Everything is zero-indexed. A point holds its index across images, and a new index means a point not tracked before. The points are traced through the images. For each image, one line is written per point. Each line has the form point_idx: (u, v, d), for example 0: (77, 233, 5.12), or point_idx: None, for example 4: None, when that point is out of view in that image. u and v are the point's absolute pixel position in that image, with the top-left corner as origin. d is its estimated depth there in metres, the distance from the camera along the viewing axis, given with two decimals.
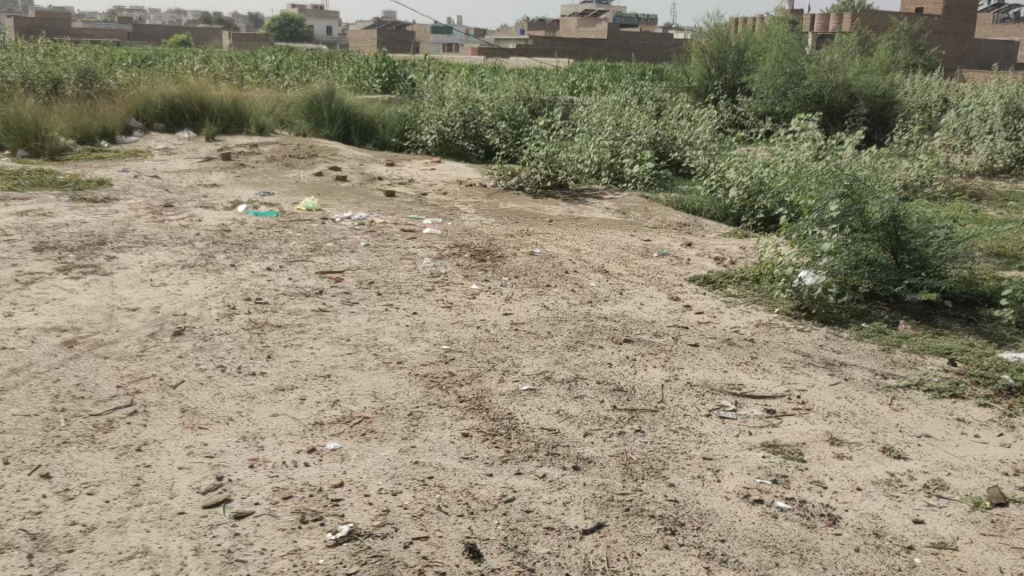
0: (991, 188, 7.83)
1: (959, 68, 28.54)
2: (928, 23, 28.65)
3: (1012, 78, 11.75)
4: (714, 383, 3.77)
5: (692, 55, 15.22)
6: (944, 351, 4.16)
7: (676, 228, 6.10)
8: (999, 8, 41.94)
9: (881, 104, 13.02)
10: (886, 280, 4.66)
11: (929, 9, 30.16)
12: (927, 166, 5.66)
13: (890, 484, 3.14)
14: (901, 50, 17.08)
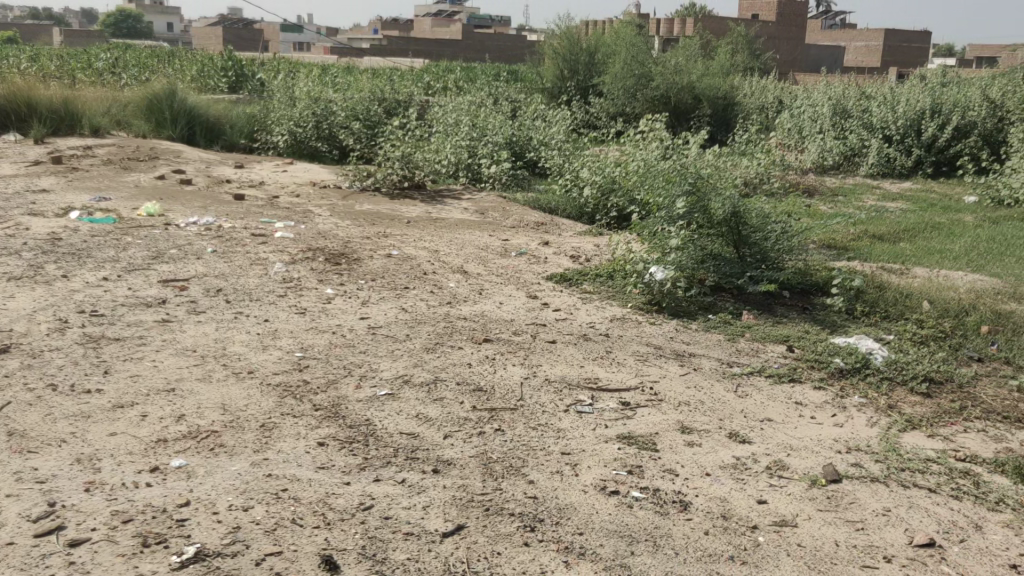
0: (822, 183, 8.40)
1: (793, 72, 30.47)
2: (764, 29, 30.41)
3: (839, 81, 12.63)
4: (571, 379, 3.84)
5: (545, 57, 15.51)
6: (784, 338, 4.41)
7: (533, 227, 6.19)
8: (826, 16, 45.12)
9: (723, 105, 13.61)
10: (730, 273, 4.91)
11: (764, 16, 32.00)
12: (764, 164, 6.02)
13: (736, 467, 3.30)
14: (739, 53, 18.03)
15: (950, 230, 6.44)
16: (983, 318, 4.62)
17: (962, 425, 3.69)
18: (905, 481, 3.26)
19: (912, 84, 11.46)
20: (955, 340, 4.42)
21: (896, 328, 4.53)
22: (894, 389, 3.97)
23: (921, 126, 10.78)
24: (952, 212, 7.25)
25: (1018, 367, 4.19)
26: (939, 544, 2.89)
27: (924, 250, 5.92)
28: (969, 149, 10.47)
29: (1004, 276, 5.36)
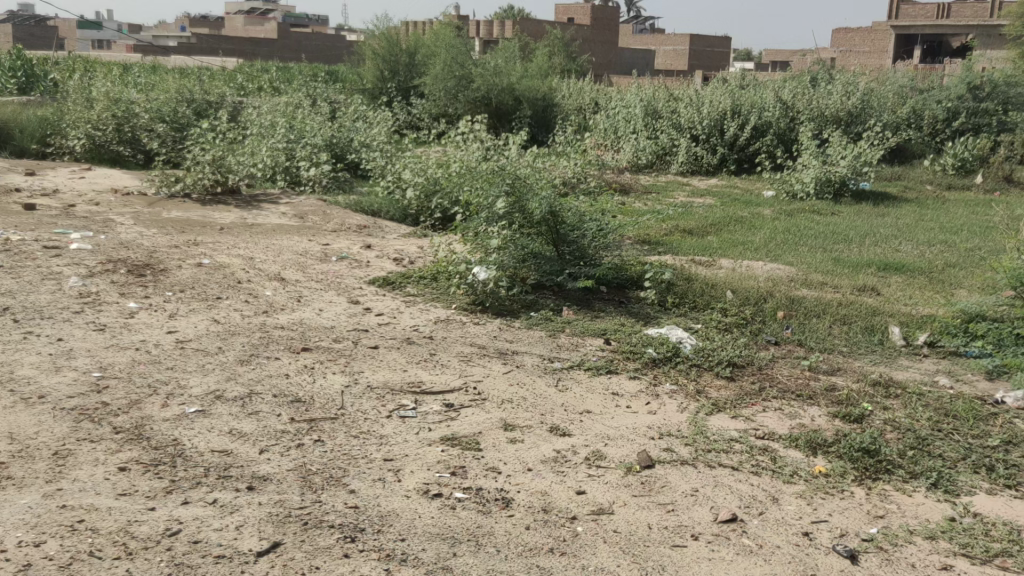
0: (635, 181, 8.80)
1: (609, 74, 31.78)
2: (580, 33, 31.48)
3: (649, 83, 13.29)
4: (394, 383, 3.81)
5: (364, 57, 15.33)
6: (601, 331, 4.58)
7: (355, 231, 6.10)
8: (636, 22, 47.44)
9: (542, 107, 13.91)
10: (550, 270, 5.04)
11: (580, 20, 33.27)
12: (579, 164, 6.23)
13: (556, 460, 3.38)
14: (555, 57, 18.58)
15: (750, 223, 6.92)
16: (778, 304, 5.00)
17: (761, 405, 3.98)
18: (711, 461, 3.46)
19: (715, 88, 12.23)
20: (755, 326, 4.76)
21: (703, 317, 4.81)
22: (701, 374, 4.22)
23: (724, 125, 11.51)
24: (752, 206, 7.79)
25: (809, 347, 4.56)
26: (741, 519, 3.09)
27: (728, 242, 6.32)
28: (766, 147, 11.30)
29: (797, 264, 5.82)
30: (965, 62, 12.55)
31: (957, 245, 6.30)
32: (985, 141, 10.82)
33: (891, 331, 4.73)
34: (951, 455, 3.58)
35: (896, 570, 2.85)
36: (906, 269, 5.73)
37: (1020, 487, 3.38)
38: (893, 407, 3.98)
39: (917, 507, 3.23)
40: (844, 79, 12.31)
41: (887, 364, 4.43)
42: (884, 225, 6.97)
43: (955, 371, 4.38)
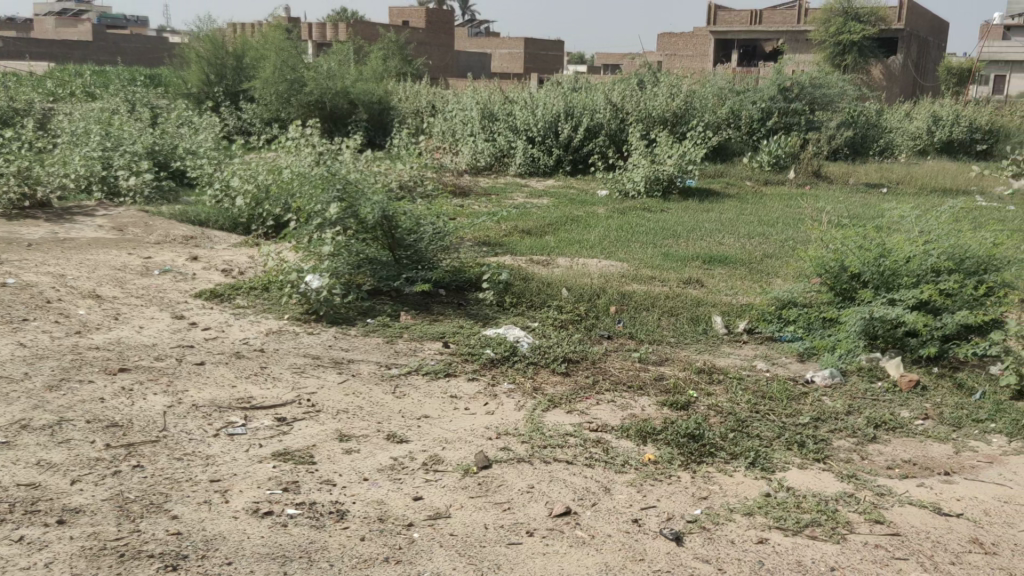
0: (473, 183, 8.89)
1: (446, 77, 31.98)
2: (413, 37, 31.56)
3: (485, 85, 13.47)
4: (221, 401, 3.67)
5: (188, 60, 14.68)
6: (439, 335, 4.59)
7: (180, 242, 5.84)
8: (472, 25, 48.02)
9: (379, 110, 13.99)
10: (386, 276, 5.06)
11: (416, 20, 33.20)
12: (415, 168, 6.24)
13: (392, 468, 3.36)
14: (390, 60, 18.55)
15: (585, 222, 7.13)
16: (611, 300, 5.18)
17: (595, 398, 4.10)
18: (547, 457, 3.54)
19: (549, 91, 12.55)
20: (589, 322, 4.91)
21: (539, 315, 4.92)
22: (538, 371, 4.31)
23: (558, 127, 11.82)
24: (587, 205, 8.03)
25: (639, 340, 4.75)
26: (575, 512, 3.17)
27: (564, 241, 6.49)
28: (600, 147, 11.71)
29: (629, 260, 6.05)
30: (775, 65, 13.47)
31: (772, 237, 6.73)
32: (796, 139, 11.63)
33: (713, 320, 5.00)
34: (767, 434, 3.82)
35: (717, 547, 3.00)
36: (728, 261, 6.07)
37: (827, 459, 3.65)
38: (716, 392, 4.21)
39: (737, 486, 3.43)
40: (669, 81, 12.92)
41: (711, 352, 4.68)
42: (708, 220, 7.36)
43: (770, 355, 4.68)
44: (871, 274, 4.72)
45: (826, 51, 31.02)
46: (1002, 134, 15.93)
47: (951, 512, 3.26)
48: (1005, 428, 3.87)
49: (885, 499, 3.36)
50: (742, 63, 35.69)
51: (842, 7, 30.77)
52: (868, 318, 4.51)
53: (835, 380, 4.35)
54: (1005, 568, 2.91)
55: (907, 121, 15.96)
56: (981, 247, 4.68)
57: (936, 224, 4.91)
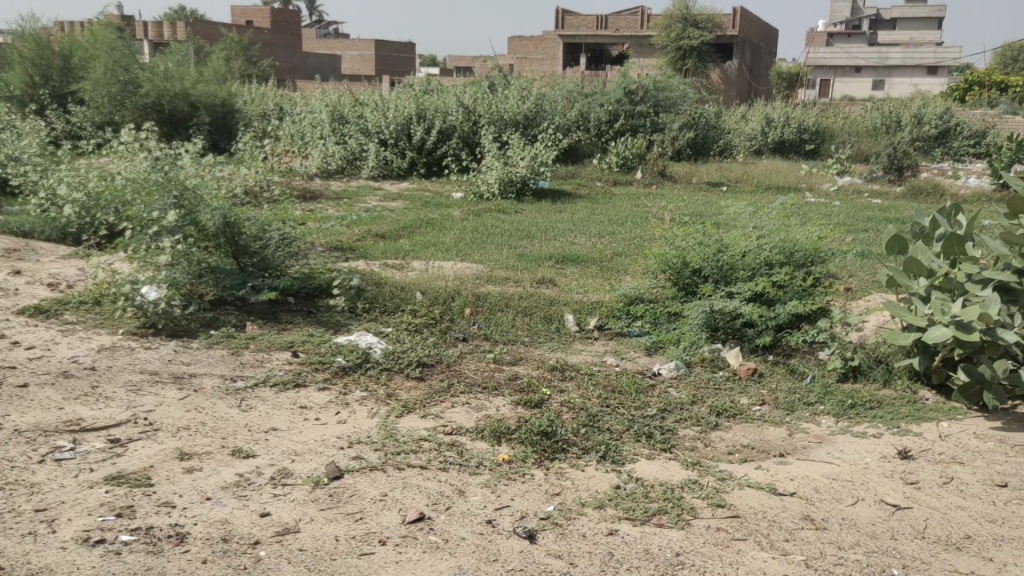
0: (326, 187, 8.70)
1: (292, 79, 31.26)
2: (257, 37, 30.77)
3: (334, 87, 13.26)
4: (47, 425, 3.42)
5: (8, 59, 13.66)
6: (288, 344, 4.47)
7: (1, 255, 5.44)
8: (320, 27, 47.18)
9: (222, 112, 13.65)
10: (230, 284, 4.87)
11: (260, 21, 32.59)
12: (261, 172, 6.05)
13: (238, 485, 3.22)
14: (233, 61, 17.96)
15: (441, 224, 7.12)
16: (466, 302, 5.20)
17: (450, 401, 4.09)
18: (400, 463, 3.50)
19: (400, 93, 12.48)
20: (444, 325, 4.90)
21: (393, 320, 4.86)
22: (392, 377, 4.26)
23: (410, 130, 11.77)
24: (442, 207, 8.02)
25: (494, 340, 4.79)
26: (428, 517, 3.15)
27: (419, 244, 6.46)
28: (453, 150, 11.75)
29: (485, 261, 6.09)
30: (621, 68, 13.92)
31: (623, 235, 6.93)
32: (642, 141, 12.02)
33: (566, 318, 5.11)
34: (617, 427, 3.93)
35: (569, 542, 3.05)
36: (581, 260, 6.20)
37: (674, 449, 3.79)
38: (568, 389, 4.28)
39: (588, 480, 3.50)
40: (519, 84, 13.10)
41: (563, 350, 4.77)
42: (561, 220, 7.49)
43: (620, 350, 4.83)
44: (711, 269, 4.95)
45: (668, 56, 32.67)
46: (826, 135, 17.09)
47: (785, 491, 3.45)
48: (832, 409, 4.14)
49: (727, 483, 3.51)
50: (591, 67, 36.79)
51: (681, 14, 32.45)
52: (710, 310, 4.73)
53: (680, 372, 4.52)
54: (833, 541, 3.10)
55: (744, 123, 16.88)
56: (807, 241, 5.01)
57: (767, 221, 5.22)
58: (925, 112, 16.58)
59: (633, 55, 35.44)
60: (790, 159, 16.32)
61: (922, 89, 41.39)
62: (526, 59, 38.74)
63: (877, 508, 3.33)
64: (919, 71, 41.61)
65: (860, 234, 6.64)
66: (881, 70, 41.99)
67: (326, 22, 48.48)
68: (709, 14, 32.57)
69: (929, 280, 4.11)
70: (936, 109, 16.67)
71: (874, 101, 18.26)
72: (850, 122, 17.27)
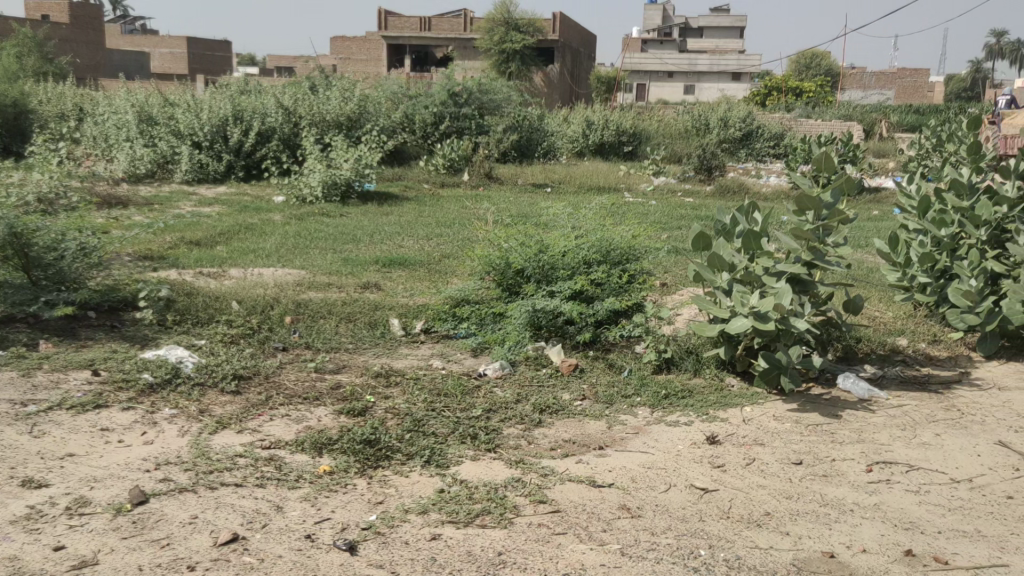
0: (133, 192, 8.23)
1: (93, 77, 29.30)
2: (53, 32, 28.68)
3: (141, 86, 12.56)
4: None
5: None
6: (88, 362, 4.17)
7: None
8: (127, 21, 44.52)
9: (13, 113, 12.62)
10: (20, 301, 4.49)
11: (56, 16, 30.50)
12: (55, 177, 5.60)
13: (28, 519, 2.96)
14: (25, 57, 16.66)
15: (260, 229, 6.89)
16: (286, 310, 5.04)
17: (268, 414, 3.95)
18: (213, 483, 3.32)
19: (215, 94, 11.98)
20: (262, 334, 4.73)
21: (207, 332, 4.64)
22: (205, 393, 4.05)
23: (227, 132, 11.30)
24: (262, 212, 7.75)
25: (315, 349, 4.68)
26: (243, 537, 3.00)
27: (237, 250, 6.21)
28: (273, 152, 11.40)
29: (307, 267, 5.94)
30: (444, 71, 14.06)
31: (449, 237, 6.96)
32: (467, 143, 12.17)
33: (390, 323, 5.06)
34: (442, 431, 3.92)
35: (391, 550, 3.00)
36: (407, 262, 6.17)
37: (497, 448, 3.83)
38: (393, 395, 4.23)
39: (411, 486, 3.47)
40: (342, 86, 12.89)
41: (388, 355, 4.71)
42: (388, 223, 7.43)
43: (446, 353, 4.84)
44: (532, 269, 5.05)
45: (492, 58, 33.38)
46: (642, 137, 17.87)
47: (604, 483, 3.56)
48: (648, 400, 4.32)
49: (549, 479, 3.58)
50: (415, 68, 36.92)
51: (503, 17, 33.23)
52: (533, 310, 4.83)
53: (504, 371, 4.58)
54: (647, 528, 3.22)
55: (565, 126, 17.44)
56: (622, 240, 5.21)
57: (585, 222, 5.39)
58: (730, 116, 17.69)
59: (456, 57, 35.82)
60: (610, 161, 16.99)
61: (729, 94, 44.18)
62: (348, 58, 39.52)
63: (687, 493, 3.49)
64: (725, 78, 44.49)
65: (674, 232, 6.98)
66: (692, 75, 44.62)
67: (131, 16, 45.43)
68: (530, 18, 33.62)
69: (731, 274, 4.38)
70: (740, 113, 17.85)
71: (685, 106, 19.31)
72: (664, 125, 18.19)
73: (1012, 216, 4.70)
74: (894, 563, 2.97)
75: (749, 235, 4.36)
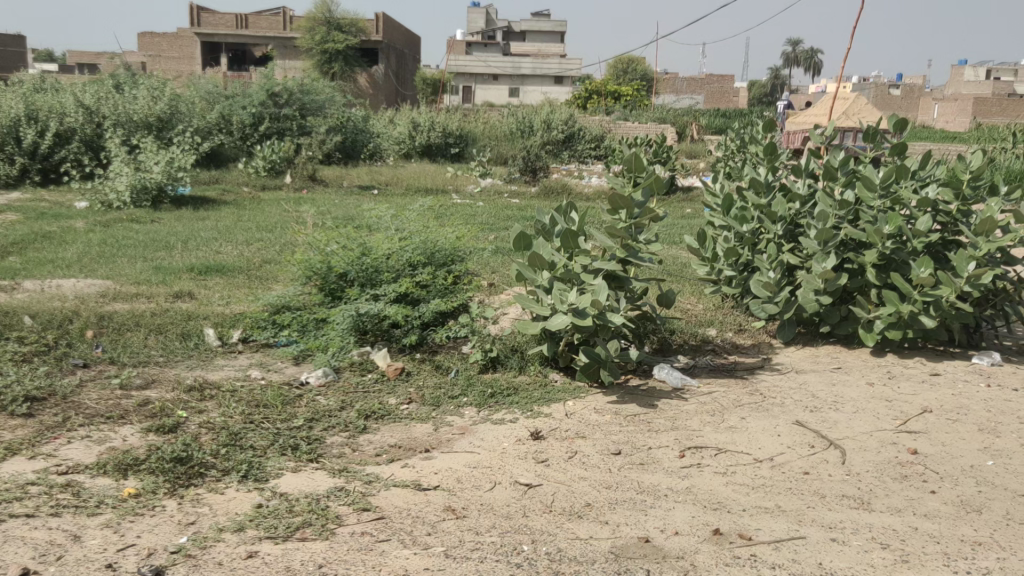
0: None
1: None
2: None
3: None
4: None
5: None
6: None
7: None
8: None
9: None
10: None
11: None
12: None
13: None
14: None
15: (60, 237, 6.39)
16: (86, 324, 4.72)
17: (65, 437, 3.65)
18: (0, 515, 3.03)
19: (5, 91, 11.04)
20: (60, 351, 4.39)
21: None
22: None
23: (20, 133, 10.45)
24: (61, 219, 7.20)
25: (122, 364, 4.38)
26: (33, 572, 2.75)
27: (32, 260, 5.73)
28: (74, 154, 10.64)
29: (114, 276, 5.57)
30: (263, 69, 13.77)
31: (269, 242, 6.72)
32: (287, 144, 11.96)
33: (205, 333, 4.83)
34: (261, 443, 3.76)
35: (202, 573, 2.82)
36: (225, 269, 5.90)
37: (320, 458, 3.72)
38: (207, 409, 4.03)
39: (227, 503, 3.30)
40: (150, 85, 12.18)
41: (202, 367, 4.49)
42: (203, 228, 7.09)
43: (266, 362, 4.66)
44: (355, 273, 4.95)
45: (314, 58, 32.80)
46: (468, 139, 18.05)
47: (429, 486, 3.54)
48: (474, 400, 4.34)
49: (373, 485, 3.51)
50: (234, 69, 35.55)
51: (324, 16, 32.78)
52: (356, 314, 4.74)
53: (328, 379, 4.46)
54: (472, 528, 3.22)
55: (390, 128, 17.34)
56: (447, 241, 5.22)
57: (409, 224, 5.34)
58: (553, 118, 18.20)
59: (278, 57, 34.86)
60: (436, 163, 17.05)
61: (553, 97, 45.35)
62: (160, 56, 37.41)
63: (511, 490, 3.53)
64: (548, 81, 45.73)
65: (499, 232, 7.08)
66: (516, 78, 45.58)
67: None
68: (354, 18, 33.34)
69: (551, 272, 4.46)
70: (563, 116, 18.39)
71: (510, 108, 19.67)
72: (489, 128, 18.46)
73: (804, 212, 5.08)
74: (704, 543, 3.11)
75: (567, 235, 4.47)
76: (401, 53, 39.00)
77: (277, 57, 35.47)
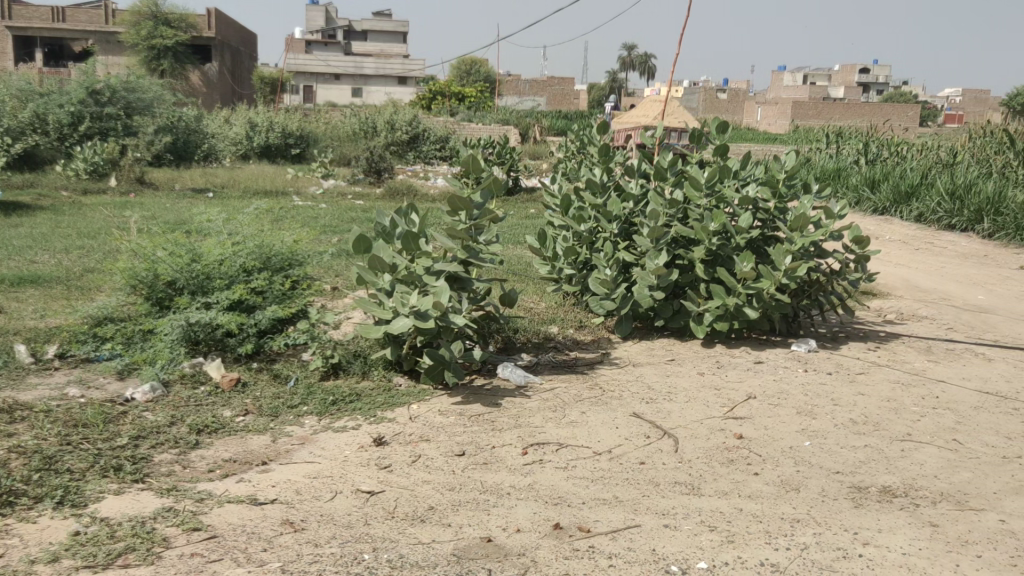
0: None
1: None
2: None
3: None
4: None
5: None
6: None
7: None
8: None
9: None
10: None
11: None
12: None
13: None
14: None
15: None
16: None
17: None
18: None
19: None
20: None
21: None
22: None
23: None
24: None
25: None
26: None
27: None
28: None
29: None
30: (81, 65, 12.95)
31: (91, 249, 6.30)
32: (112, 145, 11.29)
33: (15, 350, 4.46)
34: (79, 466, 3.51)
35: None
36: (40, 280, 5.48)
37: (146, 478, 3.50)
38: (18, 432, 3.71)
39: (40, 533, 3.05)
40: None
41: (12, 387, 4.14)
42: (16, 236, 6.57)
43: (86, 378, 4.36)
44: (185, 280, 4.72)
45: (141, 54, 31.20)
46: (309, 140, 17.66)
47: (266, 500, 3.41)
48: (315, 408, 4.23)
49: (205, 503, 3.34)
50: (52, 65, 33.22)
51: (150, 11, 31.26)
52: (186, 324, 4.52)
53: (156, 393, 4.22)
54: (310, 540, 3.12)
55: (225, 128, 16.68)
56: (283, 245, 5.06)
57: (242, 227, 5.15)
58: (397, 119, 18.09)
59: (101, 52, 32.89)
60: (276, 164, 16.55)
61: (397, 97, 44.97)
62: None
63: (353, 498, 3.45)
64: (391, 82, 45.43)
65: (340, 235, 6.94)
66: (359, 78, 44.96)
67: None
68: (184, 12, 31.88)
69: (392, 275, 4.40)
70: (406, 116, 18.29)
71: (352, 109, 19.39)
72: (331, 129, 18.12)
73: (638, 211, 5.26)
74: (544, 538, 3.15)
75: (408, 237, 4.42)
76: (236, 50, 37.59)
77: (99, 52, 33.45)
